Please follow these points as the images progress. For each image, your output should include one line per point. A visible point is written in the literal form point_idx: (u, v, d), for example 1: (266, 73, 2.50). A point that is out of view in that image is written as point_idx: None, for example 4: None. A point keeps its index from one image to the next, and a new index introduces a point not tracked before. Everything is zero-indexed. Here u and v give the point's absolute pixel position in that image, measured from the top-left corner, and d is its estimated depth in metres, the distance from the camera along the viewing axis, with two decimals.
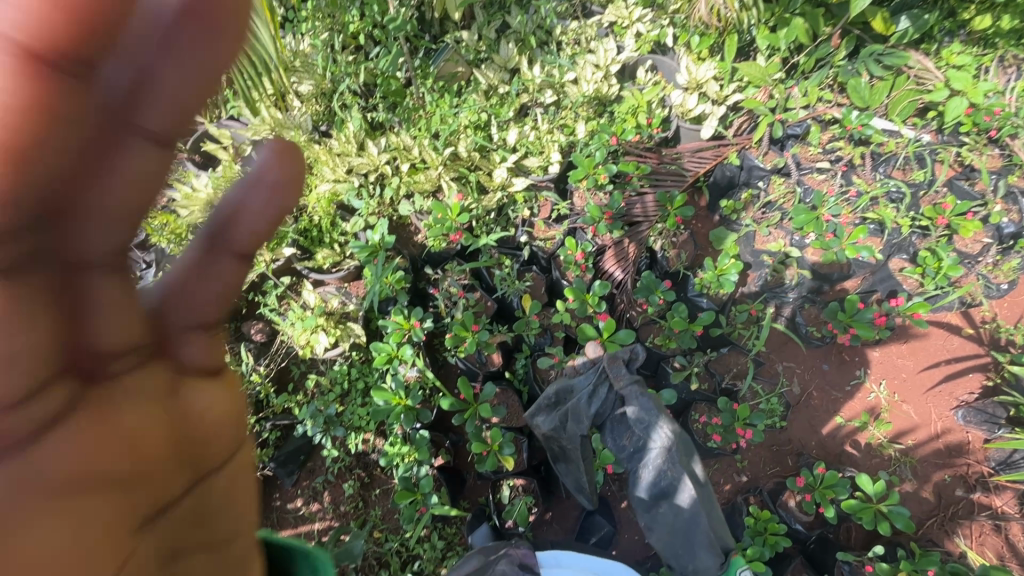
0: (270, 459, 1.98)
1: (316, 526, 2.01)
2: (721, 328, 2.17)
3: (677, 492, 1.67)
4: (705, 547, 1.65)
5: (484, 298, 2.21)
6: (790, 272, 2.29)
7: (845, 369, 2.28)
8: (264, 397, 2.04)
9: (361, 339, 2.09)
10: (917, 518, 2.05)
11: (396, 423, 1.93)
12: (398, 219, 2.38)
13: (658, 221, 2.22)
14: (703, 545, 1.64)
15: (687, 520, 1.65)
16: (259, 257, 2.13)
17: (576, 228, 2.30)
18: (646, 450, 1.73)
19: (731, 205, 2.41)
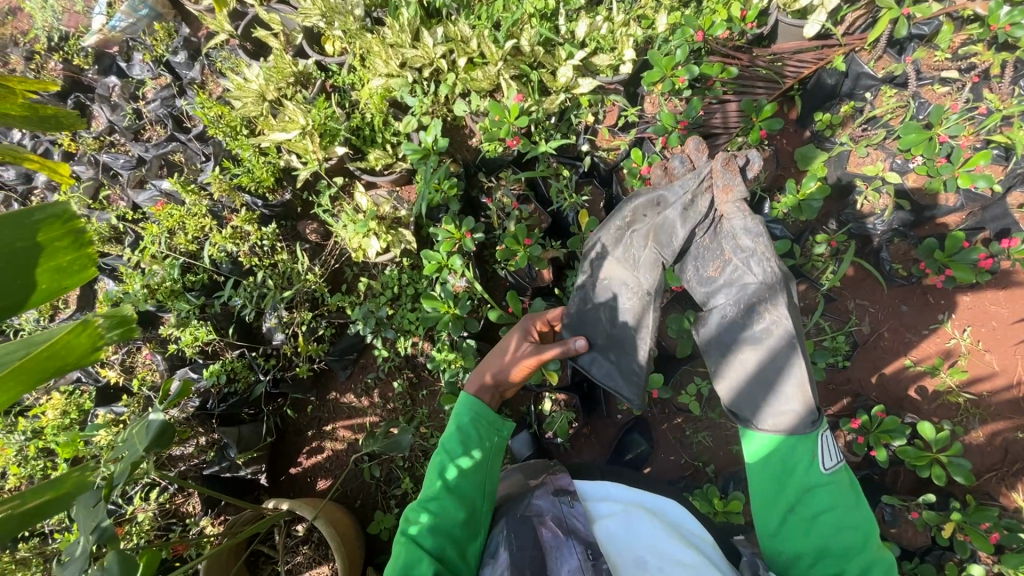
0: (325, 354, 2.07)
1: (368, 417, 2.16)
2: (794, 259, 2.04)
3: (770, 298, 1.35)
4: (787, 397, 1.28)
5: (539, 210, 2.11)
6: (884, 201, 2.02)
7: (927, 312, 2.07)
8: (319, 295, 2.11)
9: (412, 246, 2.07)
10: (976, 470, 1.94)
11: (444, 331, 1.97)
12: (453, 120, 2.23)
13: (738, 134, 2.01)
14: (782, 396, 1.29)
15: (786, 372, 1.31)
16: (311, 156, 2.07)
17: (644, 138, 2.09)
18: (731, 278, 1.42)
19: (828, 119, 2.11)
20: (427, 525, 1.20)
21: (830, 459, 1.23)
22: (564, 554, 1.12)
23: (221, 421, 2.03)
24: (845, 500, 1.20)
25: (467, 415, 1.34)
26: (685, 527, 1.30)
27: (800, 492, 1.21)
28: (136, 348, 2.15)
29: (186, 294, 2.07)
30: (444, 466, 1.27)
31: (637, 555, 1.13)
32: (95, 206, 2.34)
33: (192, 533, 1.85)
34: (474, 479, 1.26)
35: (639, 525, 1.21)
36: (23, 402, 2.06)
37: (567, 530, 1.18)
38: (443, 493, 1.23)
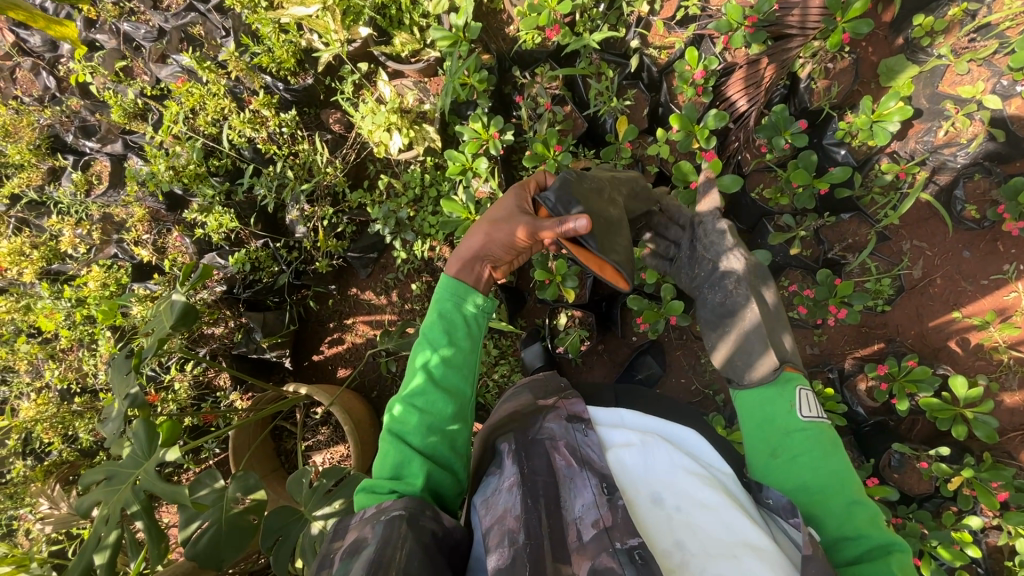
0: (345, 251, 2.09)
1: (387, 315, 2.21)
2: (851, 189, 1.83)
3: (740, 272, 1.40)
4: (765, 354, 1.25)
5: (574, 113, 1.93)
6: (974, 129, 1.77)
7: (991, 260, 1.88)
8: (339, 191, 2.07)
9: (436, 144, 1.96)
10: (1000, 428, 1.87)
11: (463, 237, 1.93)
12: (489, 2, 2.02)
13: (816, 37, 1.72)
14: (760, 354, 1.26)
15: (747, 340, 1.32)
16: (332, 37, 1.90)
17: (703, 36, 1.83)
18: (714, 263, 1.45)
19: (929, 25, 1.77)
20: (413, 422, 1.03)
21: (811, 410, 1.14)
22: (577, 480, 0.96)
23: (247, 307, 2.12)
24: (828, 448, 1.07)
25: (449, 300, 1.12)
26: (708, 463, 1.14)
27: (781, 436, 1.11)
28: (167, 229, 2.19)
29: (210, 179, 2.06)
30: (424, 356, 1.08)
31: (653, 488, 0.98)
32: (119, 80, 2.27)
33: (223, 404, 2.02)
34: (461, 371, 1.07)
35: (660, 457, 1.05)
36: (68, 272, 2.17)
37: (579, 458, 1.01)
38: (428, 387, 1.04)
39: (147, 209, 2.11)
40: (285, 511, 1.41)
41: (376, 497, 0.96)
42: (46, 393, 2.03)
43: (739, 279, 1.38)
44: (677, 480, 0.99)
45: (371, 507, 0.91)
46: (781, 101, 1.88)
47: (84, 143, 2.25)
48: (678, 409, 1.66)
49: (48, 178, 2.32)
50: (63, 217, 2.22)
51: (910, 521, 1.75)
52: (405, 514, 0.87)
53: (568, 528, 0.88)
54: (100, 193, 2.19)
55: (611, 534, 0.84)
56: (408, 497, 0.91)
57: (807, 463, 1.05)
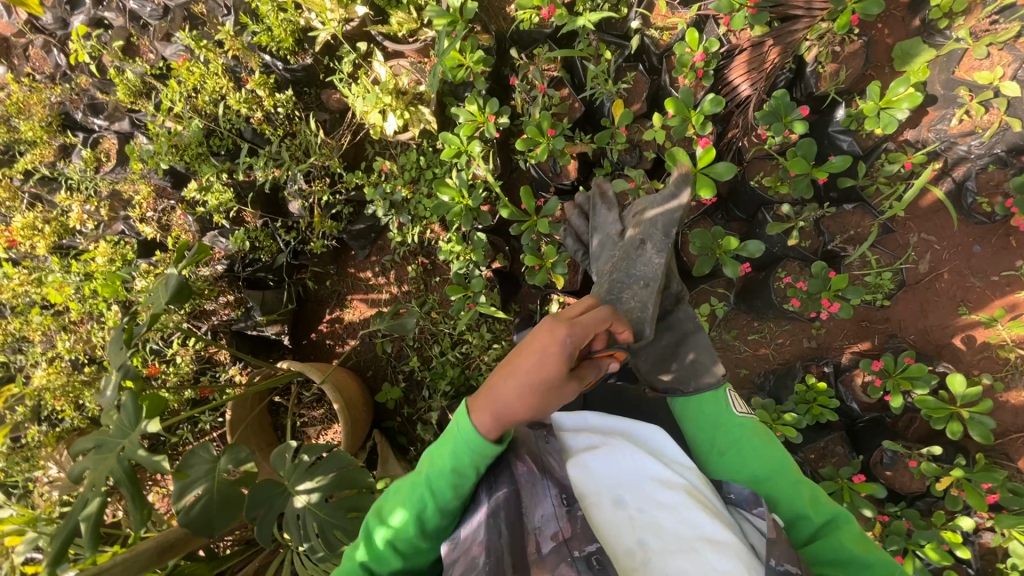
0: (342, 232, 2.11)
1: (383, 296, 2.23)
2: (855, 179, 1.78)
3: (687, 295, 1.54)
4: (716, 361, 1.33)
5: (571, 96, 1.89)
6: (990, 117, 1.69)
7: (1002, 256, 1.81)
8: (336, 171, 2.08)
9: (432, 127, 1.96)
10: (1001, 429, 1.82)
11: (456, 221, 1.93)
12: None
13: (825, 18, 1.64)
14: (712, 361, 1.33)
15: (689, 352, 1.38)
16: (329, 16, 1.89)
17: (706, 17, 1.77)
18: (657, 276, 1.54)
19: (949, 5, 1.67)
20: (399, 560, 1.00)
21: (743, 405, 1.25)
22: (536, 487, 0.93)
23: (247, 285, 2.17)
24: (766, 439, 1.17)
25: (467, 457, 0.94)
26: (676, 459, 1.10)
27: (723, 433, 1.18)
28: (171, 207, 2.22)
29: (211, 159, 2.08)
30: (423, 504, 0.97)
31: (615, 492, 0.95)
32: (124, 57, 2.29)
33: (222, 379, 2.08)
34: (459, 519, 0.99)
35: (624, 460, 1.01)
36: (78, 247, 2.24)
37: (537, 463, 0.98)
38: (420, 538, 0.98)
39: (152, 187, 2.15)
40: (270, 484, 1.46)
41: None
42: (57, 363, 2.12)
43: (681, 300, 1.53)
44: (640, 486, 0.97)
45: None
46: (786, 86, 1.80)
47: (92, 120, 2.29)
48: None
49: (60, 154, 2.38)
50: (73, 193, 2.28)
51: (896, 518, 1.74)
52: None
53: (529, 537, 0.88)
54: (108, 170, 2.24)
55: (570, 545, 0.85)
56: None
57: (755, 455, 1.13)
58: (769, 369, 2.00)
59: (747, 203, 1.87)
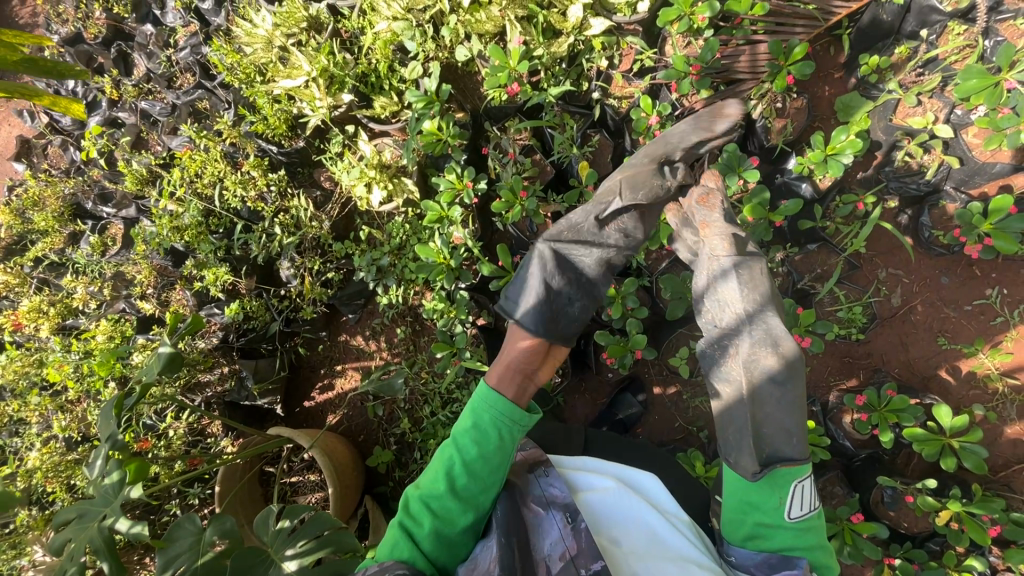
0: (333, 298, 2.20)
1: (375, 359, 2.30)
2: (813, 220, 1.88)
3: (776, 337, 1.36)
4: (792, 439, 1.30)
5: (541, 161, 2.04)
6: (930, 157, 1.80)
7: (972, 286, 1.85)
8: (325, 242, 2.21)
9: (414, 196, 2.10)
10: (1002, 460, 1.78)
11: (439, 281, 2.01)
12: (462, 66, 2.16)
13: (765, 80, 1.81)
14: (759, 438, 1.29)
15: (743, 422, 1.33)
16: (318, 104, 2.09)
17: (659, 85, 1.95)
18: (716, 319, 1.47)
19: (877, 62, 1.84)
20: (426, 524, 1.10)
21: (801, 506, 1.26)
22: (545, 521, 1.11)
23: (241, 354, 2.22)
24: (807, 542, 1.24)
25: (487, 414, 1.20)
26: (665, 504, 1.25)
27: (755, 521, 1.26)
28: (171, 284, 2.34)
29: (209, 237, 2.22)
30: (450, 463, 1.17)
31: (613, 534, 1.12)
32: (134, 150, 2.50)
33: (215, 449, 2.09)
34: (481, 485, 1.15)
35: (625, 504, 1.17)
36: (80, 327, 2.33)
37: (545, 503, 1.15)
38: (447, 495, 1.13)
39: (154, 265, 2.27)
40: (253, 551, 1.43)
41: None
42: (51, 443, 2.14)
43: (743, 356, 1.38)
44: (632, 529, 1.13)
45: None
46: (739, 140, 1.95)
47: (102, 209, 2.46)
48: (635, 454, 1.64)
49: (69, 241, 2.53)
50: (79, 276, 2.40)
51: (903, 560, 1.67)
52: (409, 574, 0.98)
53: (540, 563, 1.04)
54: (113, 253, 2.37)
55: (576, 562, 1.01)
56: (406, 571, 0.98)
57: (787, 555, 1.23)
58: None
59: None
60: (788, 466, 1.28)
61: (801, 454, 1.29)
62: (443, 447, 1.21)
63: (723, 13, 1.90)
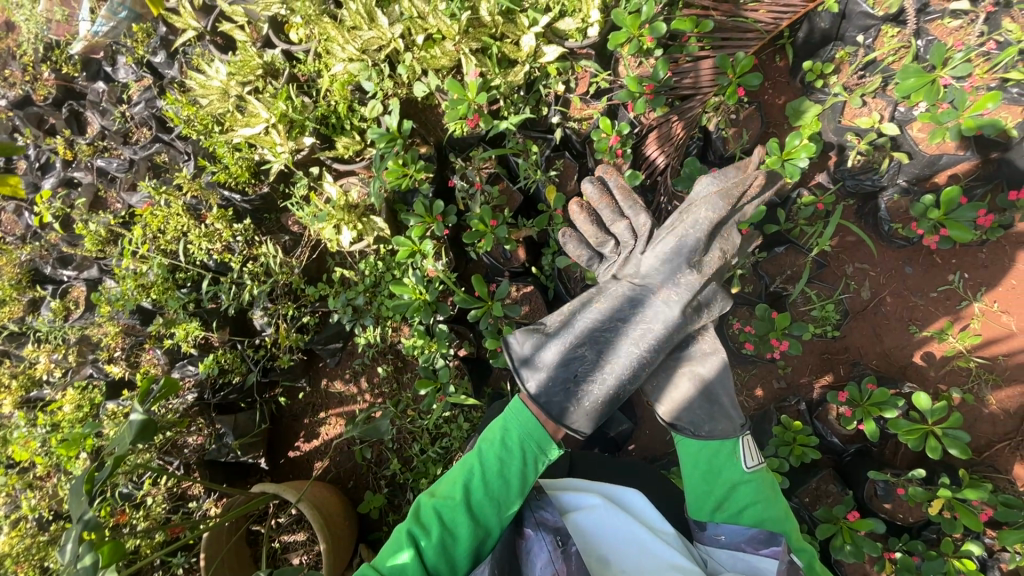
0: (310, 343, 2.15)
1: (358, 401, 2.26)
2: (778, 224, 1.93)
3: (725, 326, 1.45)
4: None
5: (509, 188, 2.06)
6: (881, 154, 1.87)
7: (934, 273, 1.91)
8: (297, 287, 2.17)
9: (385, 233, 2.08)
10: (986, 441, 1.82)
11: (416, 317, 1.99)
12: (422, 101, 2.17)
13: (716, 94, 1.86)
14: (732, 403, 1.36)
15: (713, 390, 1.37)
16: (279, 150, 2.07)
17: (617, 106, 1.98)
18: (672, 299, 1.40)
19: (819, 69, 1.91)
20: (435, 534, 1.18)
21: (752, 458, 1.32)
22: (534, 545, 1.14)
23: (218, 410, 2.15)
24: (768, 493, 1.29)
25: (516, 432, 1.28)
26: (649, 518, 1.29)
27: (727, 491, 1.29)
28: (140, 344, 2.28)
29: (177, 292, 2.16)
30: (470, 474, 1.25)
31: (604, 552, 1.16)
32: (91, 210, 2.43)
33: (197, 514, 1.99)
34: (496, 506, 1.22)
35: (612, 520, 1.22)
36: (45, 398, 2.23)
37: (535, 525, 1.19)
38: (459, 508, 1.20)
39: (121, 326, 2.20)
40: None
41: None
42: (21, 525, 2.01)
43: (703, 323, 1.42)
44: (620, 544, 1.17)
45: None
46: (699, 152, 2.00)
47: (62, 272, 2.38)
48: (628, 468, 1.67)
49: (30, 309, 2.45)
50: (41, 344, 2.32)
51: (903, 553, 1.67)
52: None
53: None
54: (76, 318, 2.29)
55: None
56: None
57: (760, 510, 1.27)
58: (747, 417, 2.02)
59: None
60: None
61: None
62: (465, 458, 1.29)
63: (670, 33, 1.98)
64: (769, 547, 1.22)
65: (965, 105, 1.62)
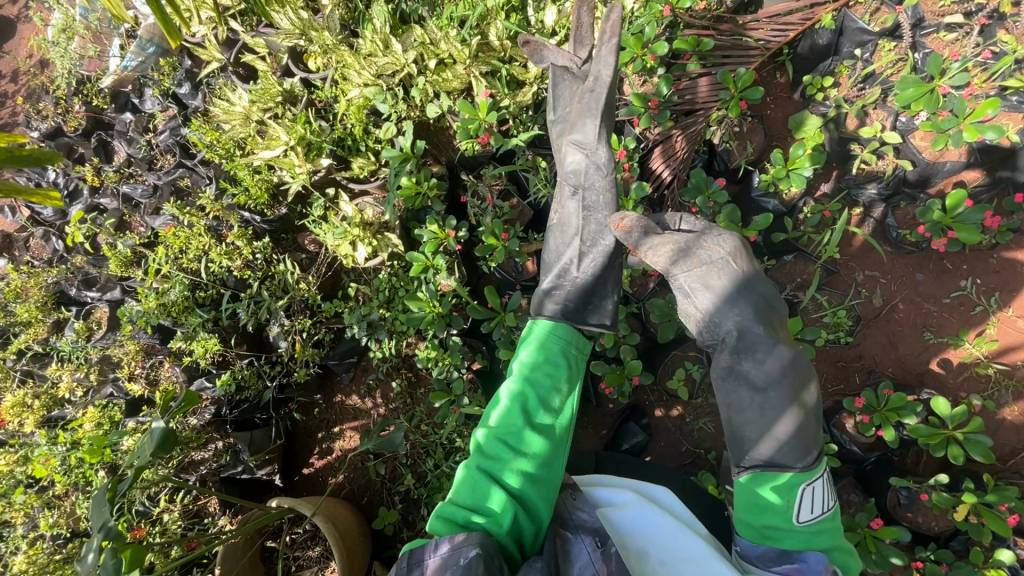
0: (324, 358, 2.19)
1: (372, 416, 2.28)
2: (785, 232, 1.96)
3: (743, 350, 1.24)
4: (769, 444, 1.19)
5: (518, 204, 2.13)
6: (885, 163, 1.90)
7: (946, 279, 1.92)
8: (314, 303, 2.23)
9: (399, 248, 2.14)
10: (1010, 447, 1.79)
11: (430, 329, 2.02)
12: (434, 123, 2.25)
13: (719, 107, 1.91)
14: (757, 447, 1.20)
15: (741, 423, 1.24)
16: (297, 170, 2.14)
17: (623, 122, 2.04)
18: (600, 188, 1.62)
19: (819, 82, 1.97)
20: (505, 458, 1.21)
21: (811, 509, 1.16)
22: (574, 544, 1.09)
23: (235, 427, 2.16)
24: (824, 544, 1.16)
25: (554, 347, 1.42)
26: (683, 516, 1.29)
27: (770, 527, 1.17)
28: (158, 362, 2.32)
29: (196, 309, 2.20)
30: (522, 392, 1.32)
31: (644, 548, 1.15)
32: (116, 233, 2.51)
33: (212, 530, 1.99)
34: (552, 416, 1.31)
35: (650, 519, 1.20)
36: (66, 417, 2.26)
37: (574, 527, 1.14)
38: (523, 428, 1.26)
39: (141, 345, 2.25)
40: None
41: (459, 523, 1.11)
42: (38, 543, 2.02)
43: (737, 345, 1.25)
44: (662, 535, 1.17)
45: (445, 541, 0.99)
46: (704, 165, 2.05)
47: (86, 293, 2.45)
48: (656, 470, 1.69)
49: (53, 329, 2.51)
50: (65, 363, 2.37)
51: (931, 563, 1.62)
52: (480, 554, 0.95)
53: None
54: (99, 337, 2.35)
55: None
56: (481, 534, 0.99)
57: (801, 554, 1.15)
58: None
59: None
60: (782, 473, 1.17)
61: (800, 462, 1.17)
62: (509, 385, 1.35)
63: (673, 52, 2.06)
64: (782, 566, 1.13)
65: (965, 113, 1.67)
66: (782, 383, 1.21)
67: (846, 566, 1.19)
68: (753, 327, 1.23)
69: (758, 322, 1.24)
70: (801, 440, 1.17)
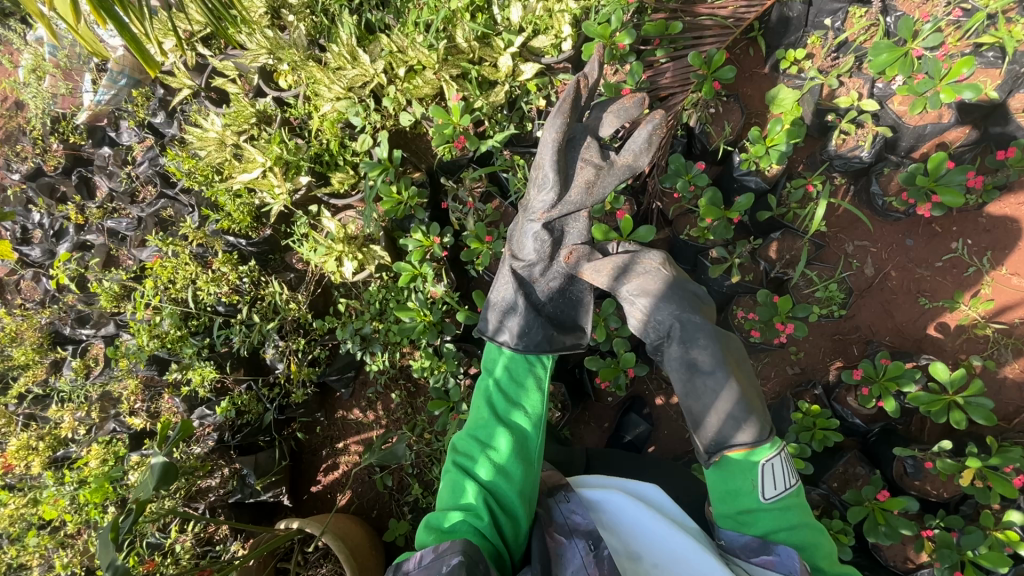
0: (322, 376, 2.20)
1: (375, 431, 2.30)
2: (770, 210, 1.95)
3: (685, 336, 1.23)
4: (725, 423, 1.14)
5: (500, 204, 2.12)
6: (866, 131, 1.87)
7: (937, 243, 1.90)
8: (305, 321, 2.23)
9: (386, 260, 2.13)
10: (1016, 406, 1.77)
11: (422, 338, 2.02)
12: (410, 130, 2.24)
13: (693, 90, 1.89)
14: (712, 427, 1.15)
15: (697, 411, 1.18)
16: (276, 191, 2.14)
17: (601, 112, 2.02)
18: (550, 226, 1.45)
19: (792, 55, 1.94)
20: (477, 455, 1.23)
21: (776, 487, 1.13)
22: (568, 549, 1.09)
23: (238, 452, 2.16)
24: (794, 520, 1.14)
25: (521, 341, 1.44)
26: (673, 514, 1.28)
27: (741, 512, 1.16)
28: (158, 394, 2.33)
29: (190, 338, 2.20)
30: (489, 388, 1.34)
31: (636, 550, 1.15)
32: (103, 269, 2.51)
33: (225, 557, 2.00)
34: (522, 408, 1.31)
35: (642, 519, 1.20)
36: (71, 456, 2.26)
37: (567, 532, 1.14)
38: (491, 422, 1.27)
39: (139, 379, 2.25)
40: None
41: (439, 527, 1.13)
42: None
43: (674, 338, 1.25)
44: (653, 536, 1.17)
45: (430, 551, 0.99)
46: (683, 149, 2.03)
47: (80, 331, 2.45)
48: (652, 464, 1.69)
49: (52, 370, 2.51)
50: (65, 404, 2.37)
51: (941, 530, 1.61)
52: (463, 561, 0.94)
53: None
54: (97, 374, 2.35)
55: None
56: (464, 541, 0.99)
57: (772, 539, 1.14)
58: (765, 406, 2.02)
59: (685, 255, 2.02)
60: (737, 450, 1.12)
61: (753, 436, 1.11)
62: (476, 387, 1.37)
63: (642, 38, 2.04)
64: (761, 557, 1.12)
65: (941, 74, 1.64)
66: (722, 365, 1.19)
67: (821, 542, 1.16)
68: (687, 313, 1.26)
69: (693, 309, 1.26)
70: (754, 414, 1.13)
